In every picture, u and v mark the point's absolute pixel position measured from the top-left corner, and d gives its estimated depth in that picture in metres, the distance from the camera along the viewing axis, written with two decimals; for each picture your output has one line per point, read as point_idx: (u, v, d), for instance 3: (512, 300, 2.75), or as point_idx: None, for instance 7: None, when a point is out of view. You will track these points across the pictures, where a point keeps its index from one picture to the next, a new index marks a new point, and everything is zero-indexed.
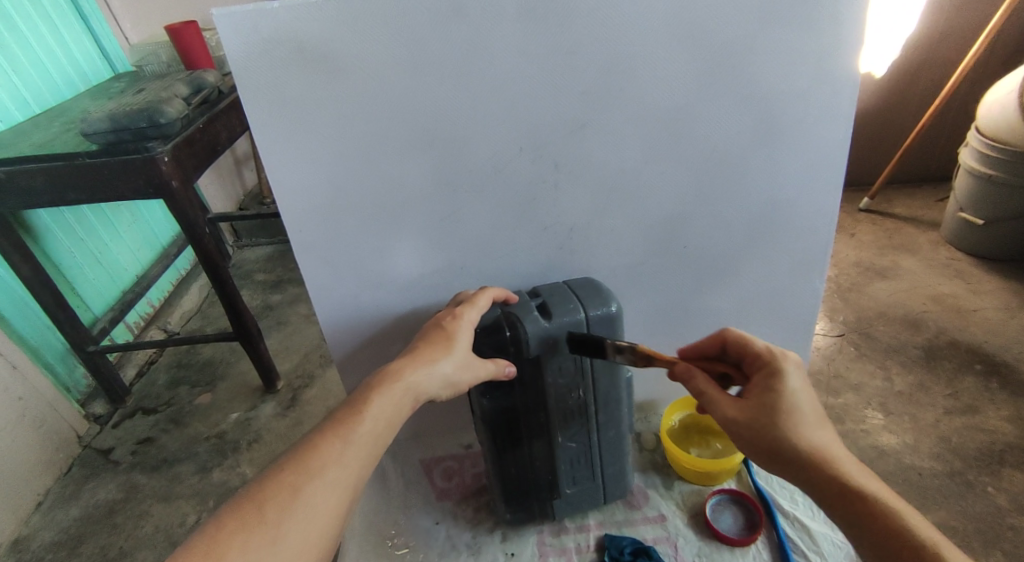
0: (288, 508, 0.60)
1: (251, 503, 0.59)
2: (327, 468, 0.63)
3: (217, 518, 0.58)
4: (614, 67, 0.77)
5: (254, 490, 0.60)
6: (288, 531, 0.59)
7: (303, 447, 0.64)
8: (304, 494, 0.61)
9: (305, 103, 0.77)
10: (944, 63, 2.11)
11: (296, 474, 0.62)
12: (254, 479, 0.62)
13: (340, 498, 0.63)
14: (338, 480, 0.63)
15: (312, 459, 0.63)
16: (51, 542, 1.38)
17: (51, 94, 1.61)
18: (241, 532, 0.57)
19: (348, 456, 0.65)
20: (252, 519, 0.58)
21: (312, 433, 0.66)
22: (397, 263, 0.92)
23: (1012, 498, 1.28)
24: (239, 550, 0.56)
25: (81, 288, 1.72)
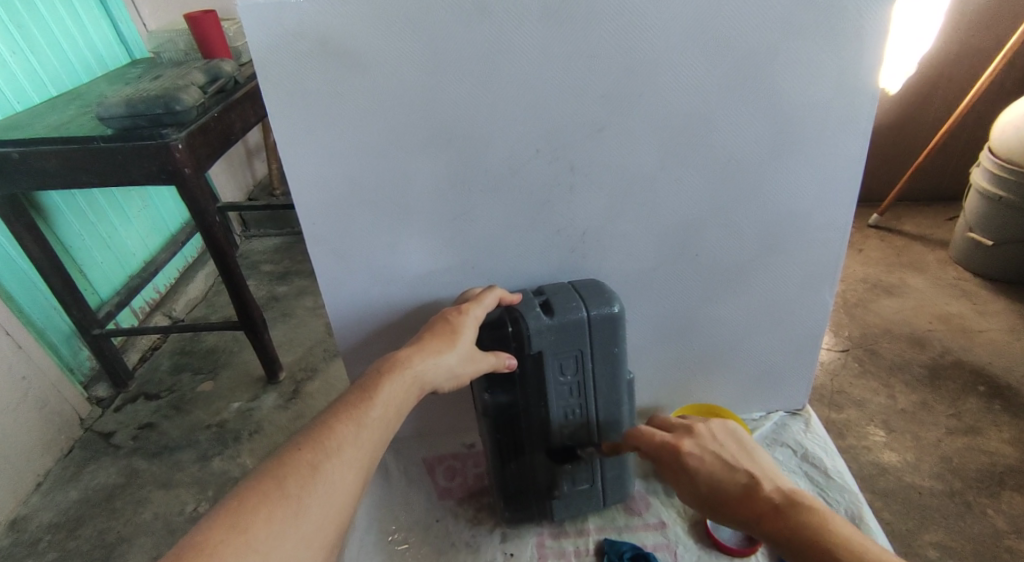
0: (309, 483, 0.59)
1: (270, 478, 0.59)
2: (344, 447, 0.63)
3: (236, 492, 0.57)
4: (634, 72, 0.77)
5: (273, 466, 0.60)
6: (310, 505, 0.58)
7: (318, 428, 0.64)
8: (324, 471, 0.60)
9: (324, 97, 0.77)
10: (959, 83, 2.10)
11: (314, 452, 0.61)
12: (269, 456, 0.62)
13: (357, 476, 0.63)
14: (355, 457, 0.63)
15: (328, 438, 0.63)
16: (50, 523, 1.39)
17: (68, 77, 1.62)
18: (264, 504, 0.56)
19: (363, 438, 0.65)
20: (273, 493, 0.57)
21: (326, 415, 0.66)
22: (408, 260, 0.93)
23: (1011, 521, 1.27)
24: (263, 522, 0.55)
25: (88, 272, 1.73)
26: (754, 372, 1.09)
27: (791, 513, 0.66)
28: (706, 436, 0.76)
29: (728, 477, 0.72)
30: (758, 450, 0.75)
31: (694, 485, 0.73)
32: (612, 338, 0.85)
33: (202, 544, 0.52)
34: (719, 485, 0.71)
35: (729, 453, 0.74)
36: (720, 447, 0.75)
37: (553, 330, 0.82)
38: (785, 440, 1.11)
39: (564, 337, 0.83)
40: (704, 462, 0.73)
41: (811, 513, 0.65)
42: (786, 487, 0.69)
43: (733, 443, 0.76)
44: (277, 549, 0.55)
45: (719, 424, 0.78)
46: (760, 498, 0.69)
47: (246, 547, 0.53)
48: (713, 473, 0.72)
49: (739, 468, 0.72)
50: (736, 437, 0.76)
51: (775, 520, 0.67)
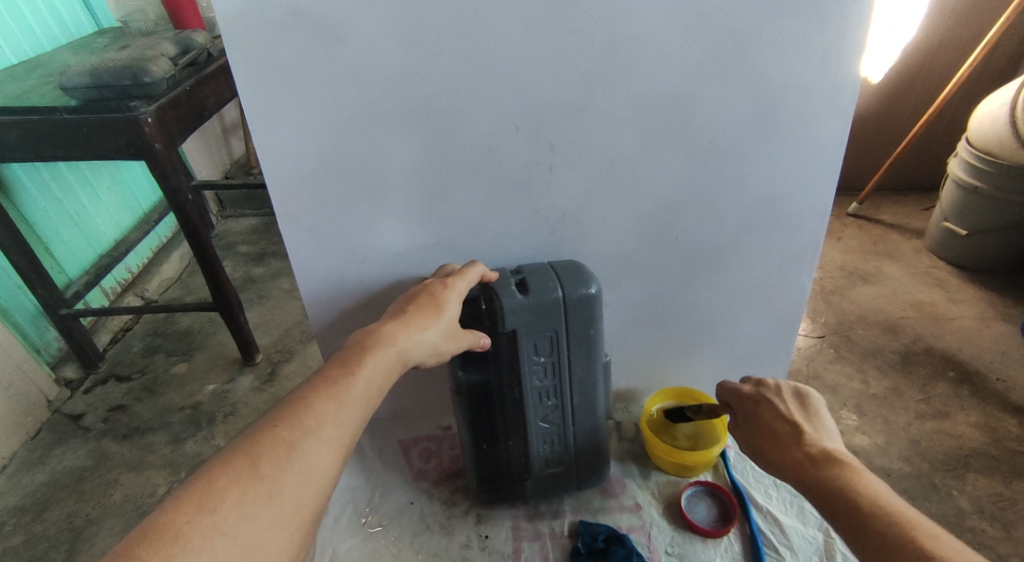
0: (284, 463, 0.57)
1: (244, 456, 0.56)
2: (323, 425, 0.61)
3: (208, 470, 0.55)
4: (617, 49, 0.76)
5: (246, 444, 0.58)
6: (286, 485, 0.56)
7: (296, 404, 0.62)
8: (300, 449, 0.58)
9: (296, 68, 0.75)
10: (940, 74, 2.12)
11: (291, 431, 0.59)
12: (242, 435, 0.59)
13: (335, 455, 0.61)
14: (334, 437, 0.61)
15: (306, 416, 0.61)
16: (16, 506, 1.36)
17: (29, 45, 1.56)
18: (237, 485, 0.54)
19: (343, 415, 0.63)
20: (247, 473, 0.55)
21: (304, 390, 0.64)
22: (384, 239, 0.91)
23: (974, 502, 1.30)
24: (234, 504, 0.53)
25: (55, 249, 1.67)
26: (731, 356, 1.10)
27: (824, 466, 0.73)
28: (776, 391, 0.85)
29: (778, 425, 0.81)
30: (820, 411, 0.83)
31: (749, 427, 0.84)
32: (588, 319, 0.84)
33: (165, 525, 0.50)
34: (767, 427, 0.82)
35: (787, 408, 0.83)
36: (783, 402, 0.84)
37: (529, 309, 0.82)
38: None
39: (539, 316, 0.82)
40: (761, 409, 0.84)
41: (842, 468, 0.72)
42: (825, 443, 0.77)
43: (797, 403, 0.84)
44: (248, 532, 0.53)
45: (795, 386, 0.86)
46: (800, 447, 0.77)
47: (215, 529, 0.51)
48: (766, 419, 0.83)
49: (790, 421, 0.81)
50: (803, 396, 0.84)
51: (810, 467, 0.74)
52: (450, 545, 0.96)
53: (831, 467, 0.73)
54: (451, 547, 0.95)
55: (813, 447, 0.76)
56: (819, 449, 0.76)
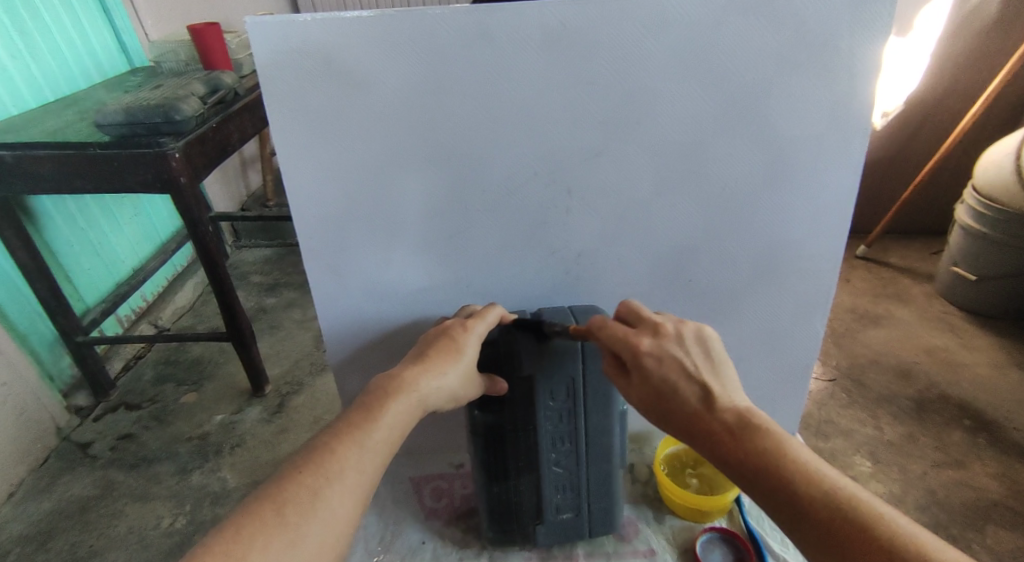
0: (308, 510, 0.58)
1: (270, 504, 0.57)
2: (346, 471, 0.62)
3: (235, 519, 0.56)
4: (635, 100, 0.78)
5: (271, 492, 0.58)
6: (309, 533, 0.57)
7: (320, 449, 0.63)
8: (324, 496, 0.59)
9: (326, 112, 0.78)
10: (946, 121, 2.15)
11: (315, 476, 0.60)
12: (267, 481, 0.60)
13: (357, 500, 0.62)
14: (356, 483, 0.62)
15: (330, 461, 0.61)
16: (19, 536, 1.35)
17: (67, 83, 1.62)
18: (262, 533, 0.55)
19: (364, 461, 0.63)
20: (272, 521, 0.56)
21: (328, 435, 0.65)
22: (403, 276, 0.92)
23: (994, 555, 1.28)
24: (260, 551, 0.54)
25: (75, 278, 1.71)
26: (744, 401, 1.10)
27: (747, 438, 0.65)
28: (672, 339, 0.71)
29: (684, 388, 0.69)
30: (724, 364, 0.71)
31: (646, 390, 0.71)
32: None
33: None
34: (673, 394, 0.69)
35: (693, 363, 0.70)
36: (684, 354, 0.70)
37: (543, 352, 0.83)
38: None
39: (554, 360, 0.84)
40: (659, 368, 0.70)
41: (762, 437, 0.64)
42: (739, 406, 0.67)
43: (700, 351, 0.71)
44: None
45: (690, 329, 0.72)
46: (712, 418, 0.67)
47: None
48: (666, 378, 0.69)
49: (697, 380, 0.69)
50: (702, 341, 0.72)
51: (729, 442, 0.65)
52: None
53: (754, 438, 0.64)
54: None
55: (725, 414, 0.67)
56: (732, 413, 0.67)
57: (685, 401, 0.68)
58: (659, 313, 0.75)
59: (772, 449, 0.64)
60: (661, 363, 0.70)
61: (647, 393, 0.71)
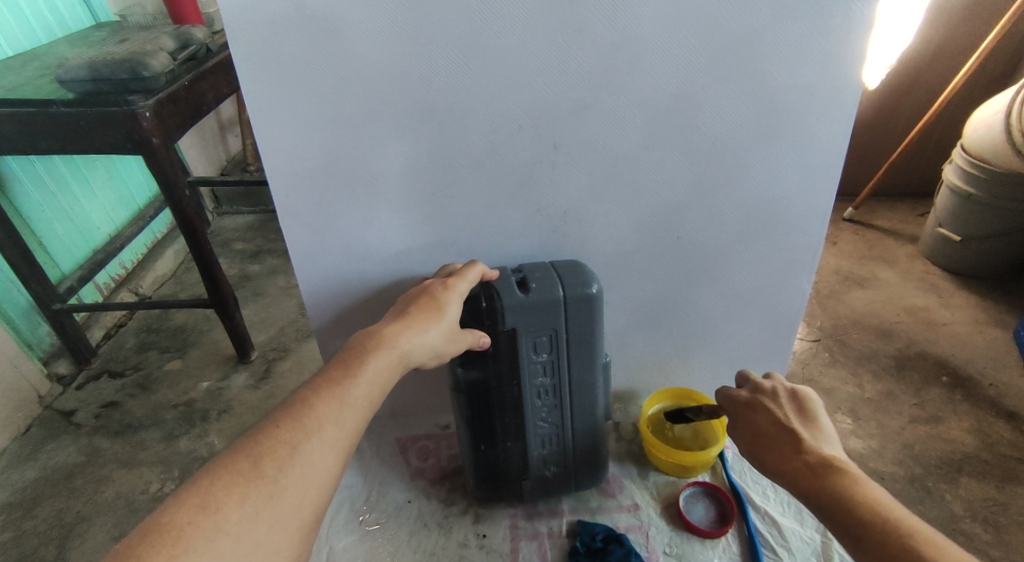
0: (286, 464, 0.56)
1: (245, 457, 0.55)
2: (325, 427, 0.60)
3: (209, 471, 0.54)
4: (622, 48, 0.76)
5: (247, 445, 0.57)
6: (288, 486, 0.56)
7: (298, 404, 0.61)
8: (303, 451, 0.58)
9: (299, 63, 0.74)
10: (937, 80, 2.13)
11: (293, 432, 0.58)
12: (244, 435, 0.58)
13: (337, 454, 0.60)
14: (336, 439, 0.60)
15: (309, 417, 0.60)
16: (4, 502, 1.35)
17: (25, 37, 1.55)
18: (238, 485, 0.53)
19: (345, 417, 0.62)
20: (247, 474, 0.54)
21: (307, 391, 0.63)
22: (384, 235, 0.90)
23: (966, 505, 1.31)
24: (235, 505, 0.52)
25: (48, 244, 1.66)
26: (730, 359, 1.10)
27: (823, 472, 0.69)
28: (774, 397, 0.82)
29: (778, 434, 0.77)
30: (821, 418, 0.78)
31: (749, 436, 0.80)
32: (587, 319, 0.84)
33: (165, 525, 0.49)
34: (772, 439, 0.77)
35: (785, 415, 0.79)
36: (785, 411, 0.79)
37: (525, 306, 0.82)
38: None
39: (537, 314, 0.82)
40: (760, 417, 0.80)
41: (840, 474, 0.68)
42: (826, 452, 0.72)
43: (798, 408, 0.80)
44: (249, 533, 0.52)
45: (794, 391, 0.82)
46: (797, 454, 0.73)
47: (217, 530, 0.51)
48: (765, 426, 0.79)
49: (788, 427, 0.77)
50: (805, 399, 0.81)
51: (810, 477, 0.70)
52: (447, 544, 0.95)
53: (829, 472, 0.69)
54: (449, 546, 0.95)
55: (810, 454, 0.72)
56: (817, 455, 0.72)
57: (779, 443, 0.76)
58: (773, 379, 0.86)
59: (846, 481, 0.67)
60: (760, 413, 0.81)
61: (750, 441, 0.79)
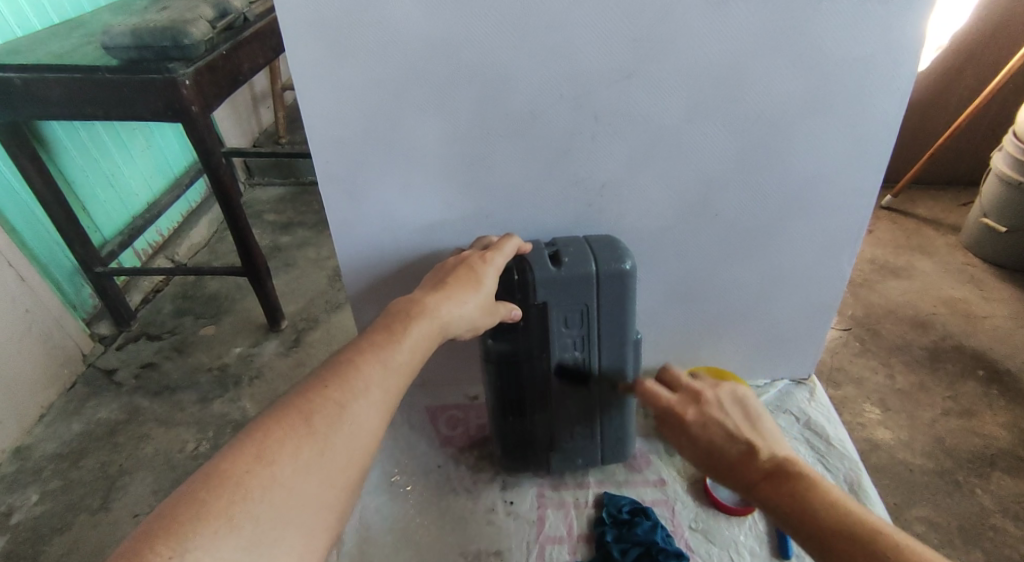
0: (336, 421, 0.58)
1: (297, 413, 0.57)
2: (371, 389, 0.61)
3: (264, 424, 0.56)
4: (669, 16, 0.74)
5: (298, 401, 0.58)
6: (337, 443, 0.57)
7: (344, 365, 0.62)
8: (350, 410, 0.59)
9: (343, 27, 0.74)
10: (988, 64, 2.05)
11: (341, 391, 0.60)
12: (293, 391, 0.60)
13: (380, 416, 0.62)
14: (380, 399, 0.62)
15: (355, 378, 0.61)
16: (53, 453, 1.41)
17: (71, 4, 1.58)
18: (292, 438, 0.55)
19: (388, 380, 0.63)
20: (300, 429, 0.56)
21: (350, 352, 0.64)
22: (418, 205, 0.91)
23: (997, 500, 1.29)
24: (290, 457, 0.54)
25: (91, 209, 1.71)
26: (761, 341, 1.09)
27: (784, 482, 0.66)
28: (714, 404, 0.76)
29: (728, 446, 0.72)
30: (764, 417, 0.74)
31: (695, 446, 0.74)
32: (621, 294, 0.84)
33: (225, 474, 0.51)
34: (718, 452, 0.72)
35: (730, 422, 0.73)
36: (726, 417, 0.74)
37: (558, 281, 0.81)
38: (789, 407, 1.12)
39: (569, 289, 0.82)
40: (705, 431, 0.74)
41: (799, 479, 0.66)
42: (779, 453, 0.70)
43: (738, 412, 0.75)
44: (303, 484, 0.54)
45: (728, 392, 0.77)
46: (753, 464, 0.69)
47: (274, 479, 0.53)
48: (713, 439, 0.73)
49: (739, 438, 0.72)
50: (741, 401, 0.76)
51: (769, 489, 0.67)
52: (475, 509, 0.97)
53: (787, 482, 0.66)
54: (477, 511, 0.97)
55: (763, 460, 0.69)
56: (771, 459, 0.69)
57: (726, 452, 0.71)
58: (699, 380, 0.80)
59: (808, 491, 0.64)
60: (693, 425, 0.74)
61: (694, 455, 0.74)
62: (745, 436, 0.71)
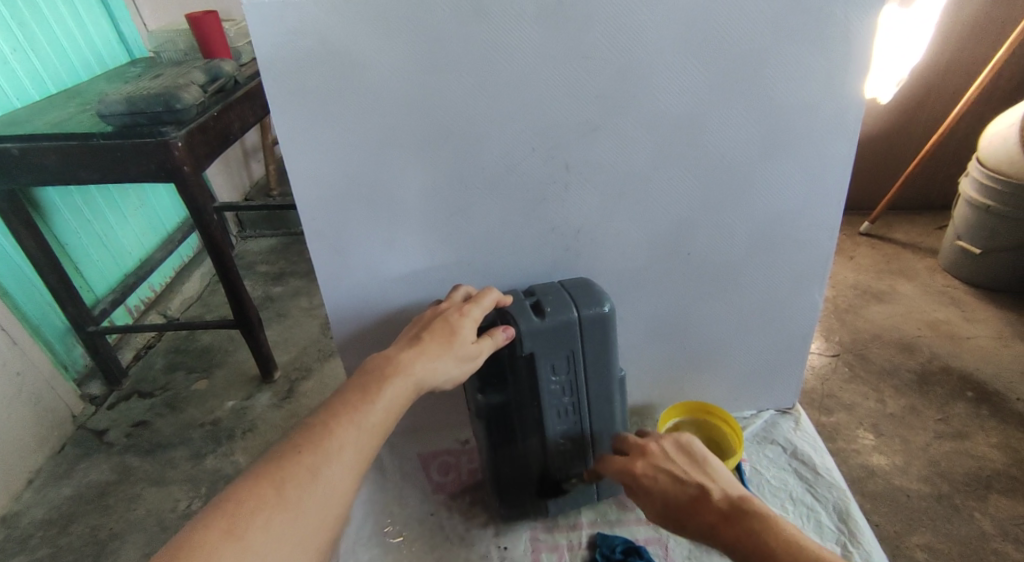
0: (308, 485, 0.59)
1: (269, 481, 0.59)
2: (344, 449, 0.63)
3: (235, 492, 0.57)
4: (630, 72, 0.79)
5: (272, 467, 0.60)
6: (309, 509, 0.59)
7: (317, 429, 0.64)
8: (323, 474, 0.61)
9: (324, 95, 0.79)
10: (949, 93, 2.14)
11: (314, 455, 0.61)
12: (265, 457, 0.61)
13: (351, 479, 0.63)
14: (353, 461, 0.63)
15: (329, 440, 0.63)
16: (42, 520, 1.39)
17: (68, 74, 1.64)
18: (264, 509, 0.57)
19: (362, 440, 0.65)
20: (271, 497, 0.58)
21: (326, 414, 0.66)
22: (401, 256, 0.94)
23: (997, 524, 1.29)
24: (260, 527, 0.56)
25: (85, 270, 1.73)
26: (742, 373, 1.11)
27: (739, 521, 0.70)
28: (660, 454, 0.81)
29: (679, 491, 0.76)
30: (710, 458, 0.79)
31: (651, 503, 0.78)
32: (603, 337, 0.86)
33: (199, 544, 0.53)
34: (673, 501, 0.76)
35: (676, 468, 0.78)
36: (671, 464, 0.79)
37: (543, 332, 0.83)
38: (775, 437, 1.13)
39: (555, 338, 0.84)
40: (656, 481, 0.78)
41: (755, 519, 0.69)
42: (733, 494, 0.74)
43: (684, 458, 0.80)
44: (275, 553, 0.56)
45: (674, 441, 0.82)
46: (709, 507, 0.73)
47: (245, 549, 0.54)
48: (664, 490, 0.77)
49: (689, 482, 0.76)
50: (687, 445, 0.81)
51: (726, 531, 0.70)
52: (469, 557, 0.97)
53: (745, 522, 0.70)
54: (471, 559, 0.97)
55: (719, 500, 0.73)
56: (724, 499, 0.73)
57: (681, 499, 0.75)
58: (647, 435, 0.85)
59: (767, 534, 0.67)
60: (646, 477, 0.79)
61: (656, 510, 0.78)
62: (695, 480, 0.76)
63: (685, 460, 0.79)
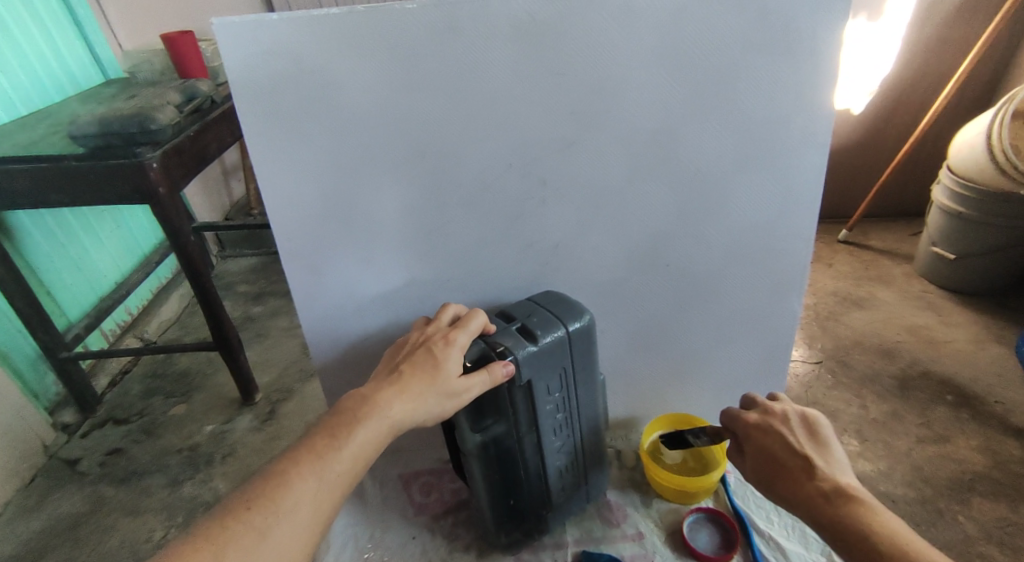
0: (249, 552, 0.58)
1: (211, 545, 0.57)
2: (298, 505, 0.61)
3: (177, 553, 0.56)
4: (603, 87, 0.79)
5: (216, 529, 0.58)
6: None
7: (271, 484, 0.62)
8: (270, 536, 0.59)
9: (299, 115, 0.78)
10: (920, 103, 2.19)
11: (263, 516, 0.59)
12: (211, 515, 0.60)
13: (301, 541, 0.61)
14: (304, 520, 0.62)
15: (282, 497, 0.61)
16: (9, 555, 1.34)
17: (40, 96, 1.61)
18: None
19: (320, 494, 0.63)
20: None
21: (285, 461, 0.64)
22: (378, 275, 0.93)
23: (980, 527, 1.30)
24: None
25: (57, 295, 1.69)
26: (725, 383, 1.11)
27: (841, 506, 0.68)
28: (784, 418, 0.79)
29: (790, 459, 0.75)
30: (832, 441, 0.76)
31: (756, 462, 0.78)
32: (587, 348, 0.87)
33: None
34: (778, 464, 0.75)
35: (795, 437, 0.76)
36: (791, 432, 0.77)
37: (538, 357, 0.81)
38: None
39: (549, 360, 0.82)
40: (770, 441, 0.77)
41: (860, 510, 0.67)
42: (841, 479, 0.71)
43: (805, 431, 0.77)
44: None
45: (803, 412, 0.79)
46: (812, 484, 0.71)
47: None
48: (775, 453, 0.76)
49: (800, 453, 0.74)
50: (810, 419, 0.79)
51: (825, 507, 0.69)
52: None
53: (846, 504, 0.68)
54: None
55: (823, 480, 0.71)
56: (831, 484, 0.70)
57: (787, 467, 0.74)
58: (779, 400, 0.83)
59: (867, 523, 0.65)
60: (764, 436, 0.78)
61: (756, 466, 0.78)
62: (807, 452, 0.74)
63: (809, 436, 0.77)
